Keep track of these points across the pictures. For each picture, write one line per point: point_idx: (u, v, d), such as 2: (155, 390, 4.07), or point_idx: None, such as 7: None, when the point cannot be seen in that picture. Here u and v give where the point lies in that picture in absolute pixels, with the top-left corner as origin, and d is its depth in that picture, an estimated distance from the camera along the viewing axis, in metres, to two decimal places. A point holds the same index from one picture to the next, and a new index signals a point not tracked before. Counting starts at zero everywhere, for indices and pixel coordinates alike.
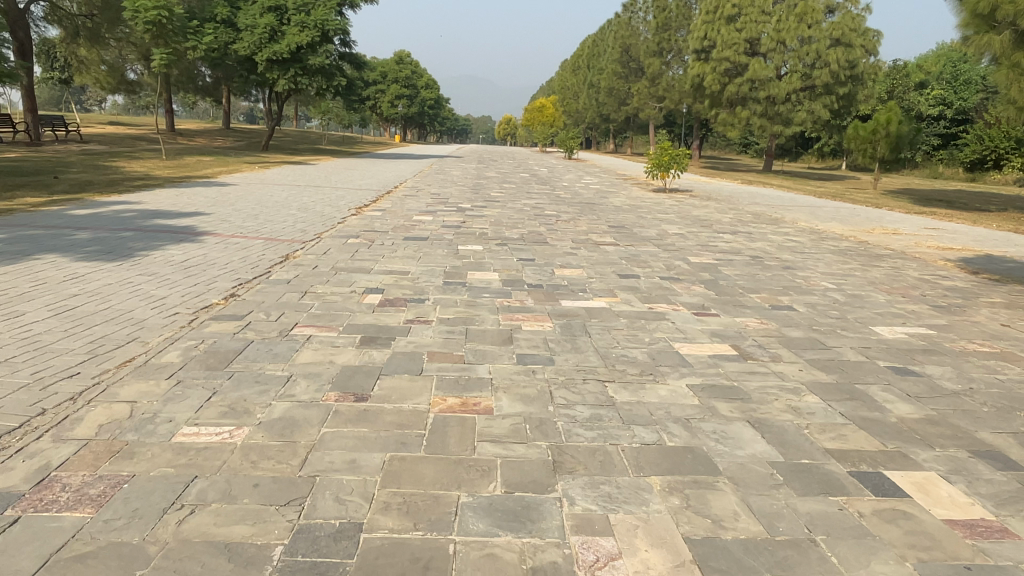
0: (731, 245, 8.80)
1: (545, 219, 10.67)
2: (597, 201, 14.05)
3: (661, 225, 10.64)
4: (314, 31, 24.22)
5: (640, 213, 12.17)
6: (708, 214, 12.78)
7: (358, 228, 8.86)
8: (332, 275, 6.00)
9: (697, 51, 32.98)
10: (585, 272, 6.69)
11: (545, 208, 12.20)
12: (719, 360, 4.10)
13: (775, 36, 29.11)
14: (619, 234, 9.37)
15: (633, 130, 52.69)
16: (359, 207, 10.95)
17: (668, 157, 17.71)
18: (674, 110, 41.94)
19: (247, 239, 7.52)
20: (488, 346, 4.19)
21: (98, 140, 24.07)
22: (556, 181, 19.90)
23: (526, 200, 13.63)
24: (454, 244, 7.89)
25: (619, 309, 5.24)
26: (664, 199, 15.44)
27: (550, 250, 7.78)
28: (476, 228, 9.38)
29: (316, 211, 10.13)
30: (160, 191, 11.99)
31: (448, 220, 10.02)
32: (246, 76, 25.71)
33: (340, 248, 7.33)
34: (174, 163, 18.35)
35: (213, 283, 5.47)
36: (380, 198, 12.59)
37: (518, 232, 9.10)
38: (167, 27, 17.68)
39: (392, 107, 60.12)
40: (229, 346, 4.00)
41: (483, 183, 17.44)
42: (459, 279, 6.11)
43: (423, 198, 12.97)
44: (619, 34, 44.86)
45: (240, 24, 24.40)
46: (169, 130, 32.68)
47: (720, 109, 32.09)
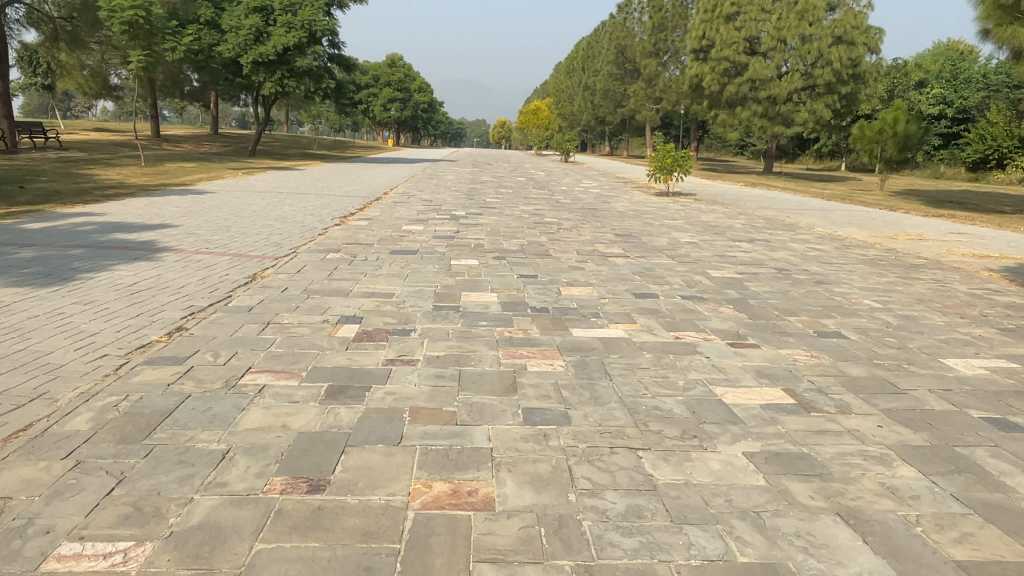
0: (752, 255, 8.00)
1: (545, 227, 9.86)
2: (599, 206, 13.25)
3: (671, 232, 9.85)
4: (300, 32, 23.38)
5: (646, 220, 11.38)
6: (718, 219, 12.01)
7: (340, 240, 8.03)
8: (303, 300, 5.15)
9: (695, 51, 32.19)
10: (596, 291, 5.86)
11: (545, 216, 11.40)
12: (777, 414, 3.28)
13: (775, 35, 28.31)
14: (627, 243, 8.57)
15: (629, 132, 51.95)
16: (344, 216, 10.12)
17: (671, 159, 16.91)
18: (671, 111, 41.15)
19: (212, 256, 6.67)
20: (486, 398, 3.35)
21: (78, 147, 23.16)
22: (554, 185, 19.10)
23: (524, 206, 12.82)
24: (447, 258, 7.08)
25: (641, 340, 4.42)
26: (668, 203, 14.64)
27: (553, 264, 6.98)
28: (471, 238, 8.56)
29: (296, 221, 9.28)
30: (129, 200, 11.12)
31: (441, 230, 9.20)
32: (232, 79, 24.82)
33: (317, 265, 6.49)
34: (153, 171, 17.47)
35: (159, 314, 4.62)
36: (368, 206, 11.74)
37: (517, 243, 8.29)
38: (144, 27, 16.83)
39: (384, 111, 59.26)
40: (159, 404, 3.15)
41: (477, 188, 16.64)
42: (452, 303, 5.27)
43: (414, 205, 12.15)
44: (614, 35, 44.15)
45: (224, 25, 23.53)
46: (154, 135, 31.74)
47: (719, 110, 31.36)
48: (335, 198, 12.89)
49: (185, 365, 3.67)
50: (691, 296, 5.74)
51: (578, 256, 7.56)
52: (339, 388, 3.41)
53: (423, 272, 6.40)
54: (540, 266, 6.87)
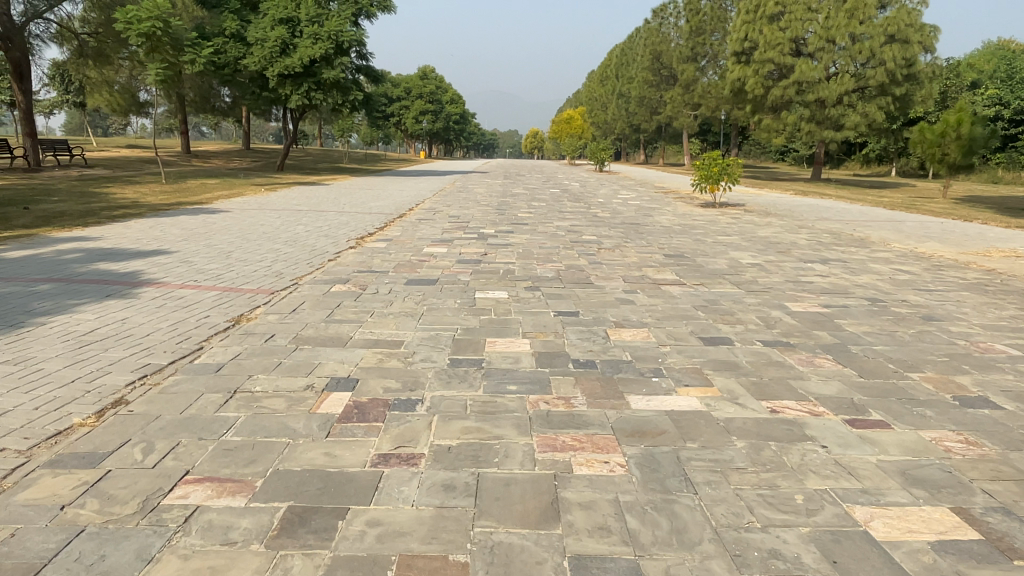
0: (832, 281, 6.79)
1: (585, 247, 8.77)
2: (642, 221, 12.09)
3: (728, 252, 8.67)
4: (327, 43, 22.74)
5: (695, 236, 10.21)
6: (776, 234, 10.77)
7: (351, 268, 7.03)
8: (289, 353, 4.13)
9: (736, 54, 30.76)
10: (653, 334, 4.76)
11: (583, 232, 10.30)
12: (965, 569, 2.12)
13: (823, 34, 26.80)
14: (681, 267, 7.42)
15: (665, 140, 50.59)
16: (360, 237, 9.17)
17: (718, 167, 15.68)
18: (710, 118, 39.73)
19: (197, 290, 5.71)
20: (515, 535, 2.24)
21: (103, 164, 22.83)
22: (590, 198, 17.99)
23: (559, 222, 11.75)
24: (472, 290, 6.02)
25: (725, 417, 3.27)
26: (717, 216, 13.42)
27: (599, 296, 5.87)
28: (500, 262, 7.52)
29: (306, 245, 8.35)
30: (134, 222, 10.33)
31: (466, 252, 8.19)
32: (258, 93, 24.28)
33: (319, 301, 5.49)
34: (173, 188, 16.84)
35: (101, 376, 3.65)
36: (389, 224, 10.78)
37: (555, 268, 7.20)
38: (165, 40, 16.26)
39: (416, 123, 58.75)
40: (29, 551, 2.12)
41: (508, 202, 15.64)
42: (475, 355, 4.17)
43: (440, 223, 11.16)
44: (649, 41, 42.97)
45: (250, 38, 22.98)
46: (184, 152, 31.53)
47: (763, 115, 29.90)
48: (356, 215, 11.97)
49: (97, 469, 2.66)
50: (775, 341, 4.59)
51: (626, 285, 6.43)
52: (301, 513, 2.35)
53: (443, 309, 5.35)
54: (583, 299, 5.77)
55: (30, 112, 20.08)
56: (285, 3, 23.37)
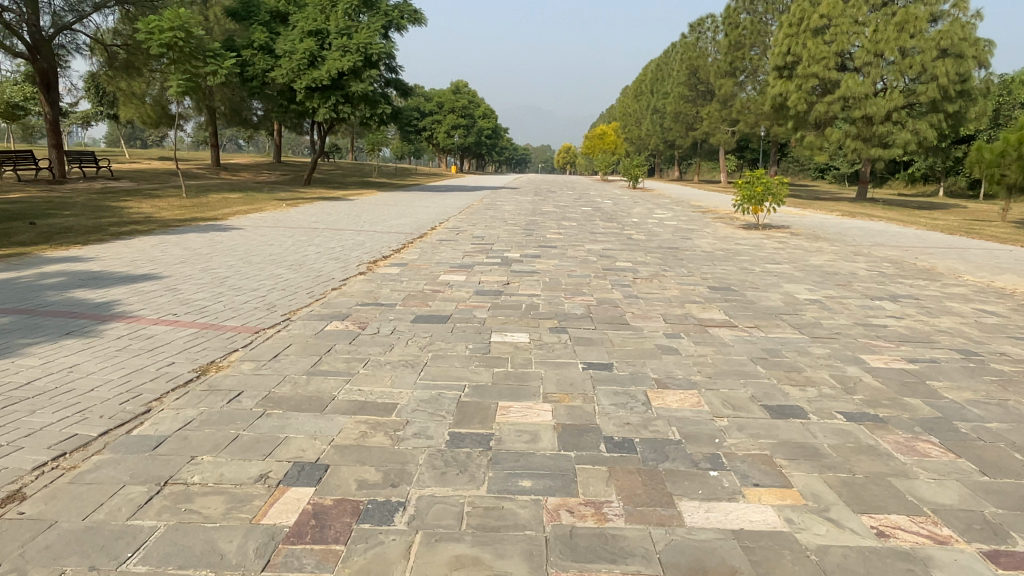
0: (909, 326, 5.82)
1: (621, 276, 7.90)
2: (680, 245, 11.18)
3: (780, 284, 7.72)
4: (355, 55, 22.26)
5: (741, 263, 9.27)
6: (830, 262, 9.77)
7: (355, 298, 6.26)
8: (252, 421, 3.34)
9: (778, 68, 29.65)
10: (705, 398, 3.86)
11: (618, 258, 9.43)
12: None
13: (871, 48, 25.60)
14: (731, 303, 6.50)
15: (701, 156, 49.47)
16: (373, 260, 8.41)
17: (763, 186, 14.69)
18: (749, 135, 38.60)
19: (172, 327, 4.99)
20: None
21: (129, 176, 22.67)
22: (623, 217, 17.08)
23: (590, 244, 10.89)
24: (487, 331, 5.18)
25: (817, 546, 2.37)
26: (762, 240, 12.42)
27: (638, 341, 4.99)
28: (523, 294, 6.70)
29: (311, 269, 7.62)
30: (138, 239, 9.76)
31: (487, 281, 7.37)
32: (286, 106, 23.94)
33: (307, 343, 4.70)
34: (192, 202, 16.40)
35: (6, 456, 2.89)
36: (407, 246, 10.03)
37: (586, 302, 6.34)
38: (187, 50, 15.86)
39: (448, 137, 58.48)
40: None
41: (537, 221, 14.84)
42: (483, 428, 3.32)
43: (462, 245, 10.39)
44: (686, 55, 42.07)
45: (278, 51, 22.64)
46: (214, 164, 31.48)
47: (806, 132, 28.73)
48: (374, 234, 11.27)
49: None
50: (859, 415, 3.67)
51: (668, 326, 5.53)
52: None
53: (452, 357, 4.51)
54: (617, 345, 4.90)
55: (55, 122, 19.98)
56: (315, 15, 23.03)
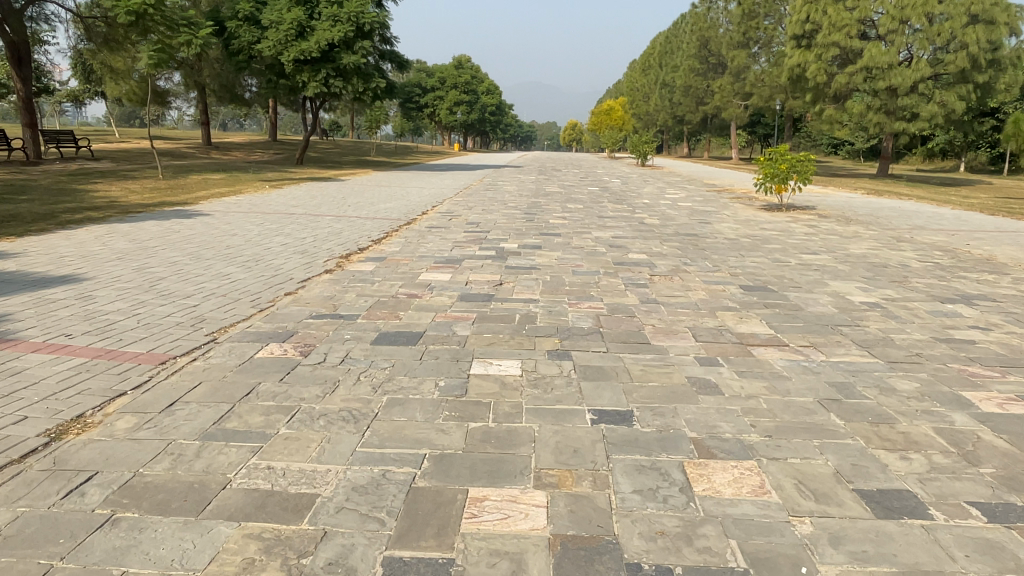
0: (1004, 342, 4.61)
1: (635, 273, 6.71)
2: (699, 232, 9.94)
3: (825, 281, 6.50)
4: (347, 26, 20.89)
5: (772, 254, 8.05)
6: (874, 251, 8.53)
7: (309, 307, 5.09)
8: (84, 539, 2.17)
9: (795, 37, 27.94)
10: (769, 477, 2.65)
11: (630, 249, 8.23)
12: None
13: (895, 15, 23.85)
14: (771, 310, 5.30)
15: (712, 132, 47.88)
16: (346, 255, 7.21)
17: (786, 164, 13.36)
18: (762, 109, 36.99)
19: (51, 358, 3.81)
20: None
21: (110, 156, 21.42)
22: (633, 198, 15.80)
23: (599, 231, 9.69)
24: (467, 358, 3.99)
25: None
26: (789, 224, 11.17)
27: (665, 373, 3.80)
28: (517, 299, 5.50)
29: (268, 267, 6.43)
30: (84, 229, 8.59)
31: (475, 281, 6.17)
32: (275, 80, 22.59)
33: (222, 383, 3.52)
34: (168, 184, 15.18)
35: None
36: (390, 235, 8.82)
37: (595, 310, 5.15)
38: (158, 17, 14.62)
39: (450, 114, 56.85)
40: None
41: (539, 204, 13.59)
42: (439, 551, 2.13)
43: (454, 233, 9.18)
44: (695, 27, 40.32)
45: (264, 21, 21.25)
46: (205, 144, 30.23)
47: (825, 105, 27.22)
48: (356, 220, 10.06)
49: None
50: (1003, 510, 2.47)
51: (702, 347, 4.33)
52: None
53: (416, 402, 3.31)
54: (638, 379, 3.69)
55: (28, 100, 18.69)
56: None
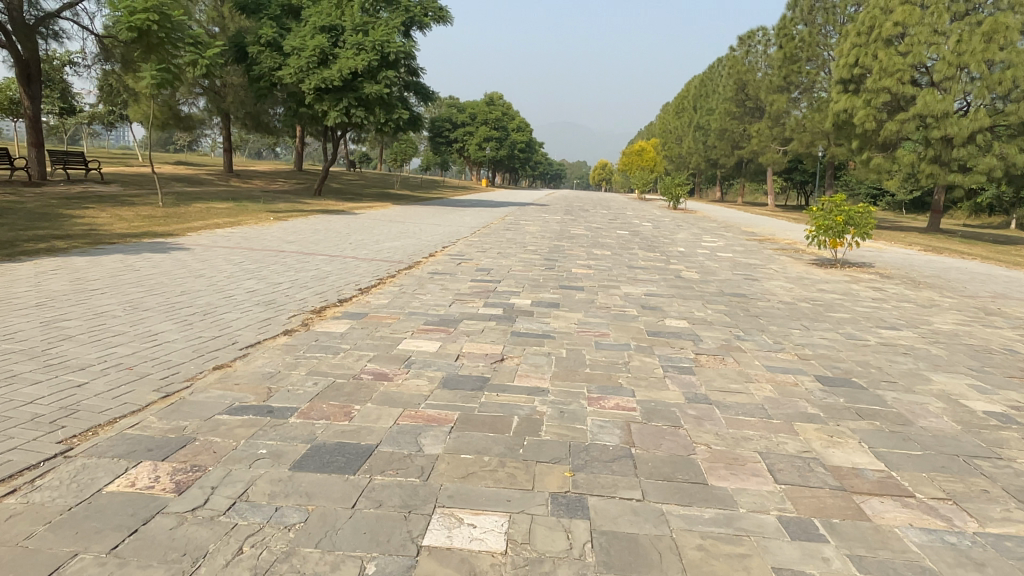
0: None
1: (677, 349, 5.29)
2: (747, 291, 8.50)
3: (925, 374, 5.01)
4: (371, 54, 20.01)
5: (843, 328, 6.58)
6: (964, 328, 7.01)
7: (236, 391, 3.78)
8: None
9: (842, 81, 26.51)
10: None
11: (668, 312, 6.82)
12: None
13: (953, 61, 22.19)
14: (868, 424, 3.84)
15: (747, 177, 46.50)
16: (319, 308, 5.90)
17: (843, 217, 11.87)
18: (802, 155, 35.53)
19: None
20: None
21: (121, 180, 20.69)
22: (666, 245, 14.39)
23: (629, 287, 8.30)
24: (426, 505, 2.59)
25: None
26: (851, 285, 9.66)
27: (736, 557, 2.35)
28: (518, 387, 4.10)
29: (213, 324, 5.15)
30: (31, 262, 7.44)
31: (470, 354, 4.79)
32: (295, 108, 21.78)
33: (14, 553, 2.18)
34: (165, 211, 14.16)
35: None
36: (384, 282, 7.52)
37: (626, 413, 3.72)
38: (164, 37, 13.87)
39: (479, 150, 56.23)
40: None
41: (563, 249, 12.27)
42: None
43: (460, 283, 7.86)
44: (733, 70, 39.21)
45: (286, 47, 20.44)
46: (226, 170, 29.62)
47: (871, 153, 25.71)
48: (351, 262, 8.80)
49: None
50: None
51: (784, 493, 2.89)
52: None
53: None
54: (695, 571, 2.25)
55: (36, 119, 18.01)
56: (330, 9, 20.78)
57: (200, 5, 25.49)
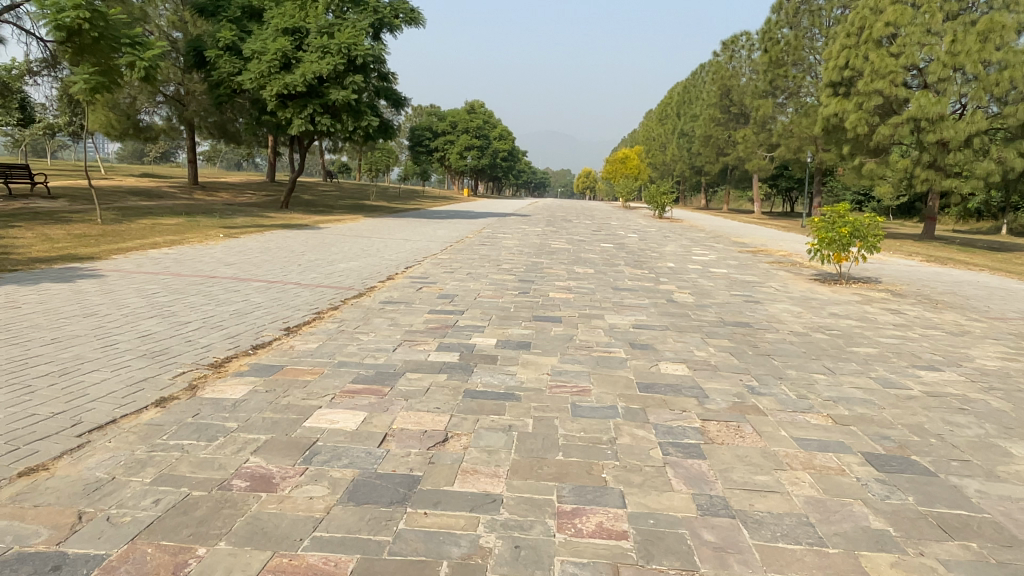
0: None
1: (678, 412, 4.07)
2: (750, 319, 7.32)
3: (1006, 447, 3.81)
4: (336, 58, 18.74)
5: (877, 370, 5.40)
6: (1014, 365, 5.87)
7: (25, 522, 2.51)
8: None
9: (831, 84, 25.62)
10: None
11: (661, 352, 5.61)
12: None
13: (947, 61, 21.23)
14: (962, 550, 2.65)
15: (732, 184, 45.67)
16: (220, 361, 4.62)
17: (849, 229, 10.76)
18: (789, 162, 34.71)
19: None
20: None
21: (69, 194, 19.30)
22: (654, 260, 13.22)
23: (615, 316, 7.10)
24: None
25: None
26: (866, 309, 8.51)
27: None
28: (455, 494, 2.86)
29: (60, 393, 3.88)
30: None
31: (403, 433, 3.52)
32: (258, 116, 20.52)
33: None
34: (104, 230, 12.82)
35: None
36: (322, 317, 6.26)
37: (613, 546, 2.49)
38: (98, 36, 12.77)
39: (461, 159, 55.00)
40: None
41: (540, 267, 11.07)
42: None
43: (413, 315, 6.60)
44: (717, 75, 38.32)
45: (246, 51, 19.17)
46: (191, 182, 28.24)
47: (863, 158, 24.80)
48: (290, 289, 7.52)
49: None
50: None
51: None
52: None
53: None
54: None
55: None
56: (294, 11, 19.52)
57: (161, 9, 24.57)
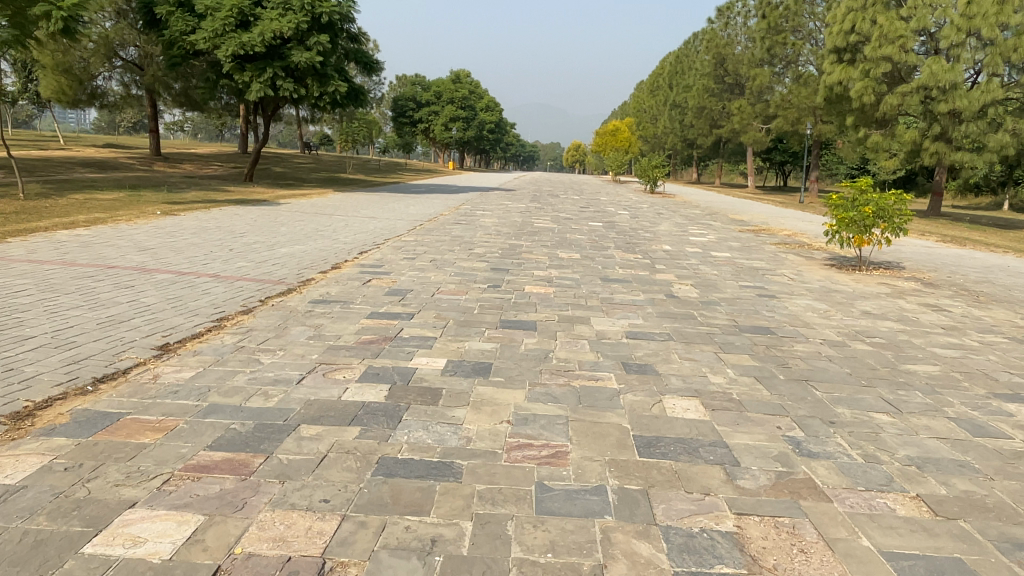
0: None
1: (700, 500, 2.65)
2: (771, 322, 5.90)
3: None
4: (298, 15, 17.06)
5: (955, 405, 4.00)
6: None
7: None
8: None
9: (834, 50, 24.07)
10: None
11: (666, 378, 4.19)
12: None
13: (962, 24, 19.71)
14: None
15: (725, 157, 44.12)
16: (28, 411, 3.16)
17: (872, 209, 9.33)
18: (785, 134, 33.21)
19: None
20: None
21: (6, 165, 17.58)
22: (647, 241, 11.79)
23: (603, 319, 5.67)
24: None
25: None
26: (902, 304, 7.12)
27: None
28: None
29: None
30: None
31: (247, 567, 2.08)
32: (215, 81, 18.76)
33: None
34: (24, 206, 11.23)
35: None
36: (222, 327, 4.80)
37: None
38: None
39: (445, 131, 53.01)
40: None
41: (517, 250, 9.63)
42: None
43: (346, 321, 5.14)
44: (711, 43, 36.58)
45: (199, 7, 17.39)
46: (154, 153, 26.42)
47: (868, 130, 23.34)
48: (200, 284, 6.06)
49: None
50: None
51: None
52: None
53: None
54: None
55: None
56: None
57: None
